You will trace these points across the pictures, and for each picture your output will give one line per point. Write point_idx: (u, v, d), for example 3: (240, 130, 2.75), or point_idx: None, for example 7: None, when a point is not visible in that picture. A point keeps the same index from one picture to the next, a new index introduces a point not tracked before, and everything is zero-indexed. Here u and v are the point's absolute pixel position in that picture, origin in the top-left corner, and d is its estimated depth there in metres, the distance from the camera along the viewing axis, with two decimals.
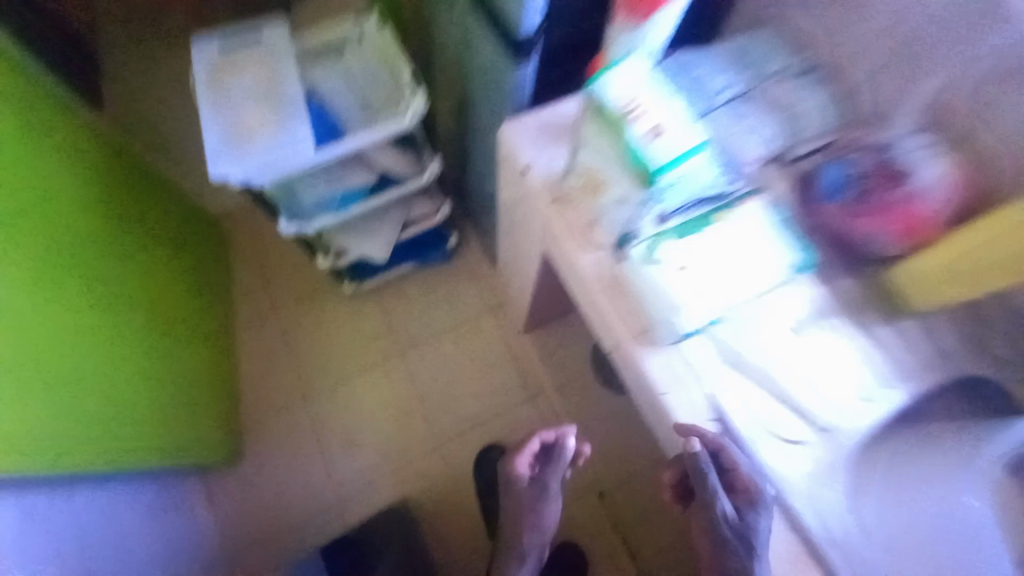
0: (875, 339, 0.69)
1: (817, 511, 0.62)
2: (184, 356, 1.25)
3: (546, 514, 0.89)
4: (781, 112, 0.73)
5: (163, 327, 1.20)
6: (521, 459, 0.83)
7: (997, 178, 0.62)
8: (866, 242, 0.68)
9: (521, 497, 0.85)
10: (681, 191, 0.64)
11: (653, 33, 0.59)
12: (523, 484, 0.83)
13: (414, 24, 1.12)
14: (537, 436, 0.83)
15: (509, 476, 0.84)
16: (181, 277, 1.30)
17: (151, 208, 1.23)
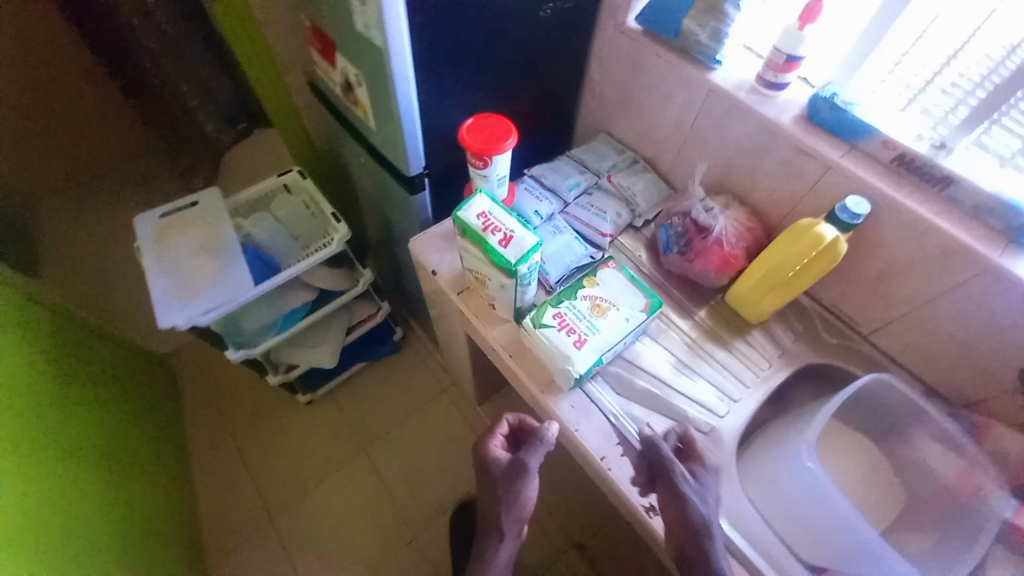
0: (733, 351, 0.88)
1: None
2: (134, 486, 1.21)
3: (525, 503, 0.84)
4: (620, 197, 1.00)
5: (110, 458, 1.16)
6: (489, 441, 0.87)
7: (772, 217, 0.88)
8: (702, 280, 0.90)
9: (497, 477, 0.83)
10: (553, 265, 0.91)
11: (493, 174, 0.78)
12: (498, 462, 0.84)
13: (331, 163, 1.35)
14: (504, 419, 0.88)
15: (482, 460, 0.86)
16: (121, 409, 1.28)
17: (89, 353, 1.24)
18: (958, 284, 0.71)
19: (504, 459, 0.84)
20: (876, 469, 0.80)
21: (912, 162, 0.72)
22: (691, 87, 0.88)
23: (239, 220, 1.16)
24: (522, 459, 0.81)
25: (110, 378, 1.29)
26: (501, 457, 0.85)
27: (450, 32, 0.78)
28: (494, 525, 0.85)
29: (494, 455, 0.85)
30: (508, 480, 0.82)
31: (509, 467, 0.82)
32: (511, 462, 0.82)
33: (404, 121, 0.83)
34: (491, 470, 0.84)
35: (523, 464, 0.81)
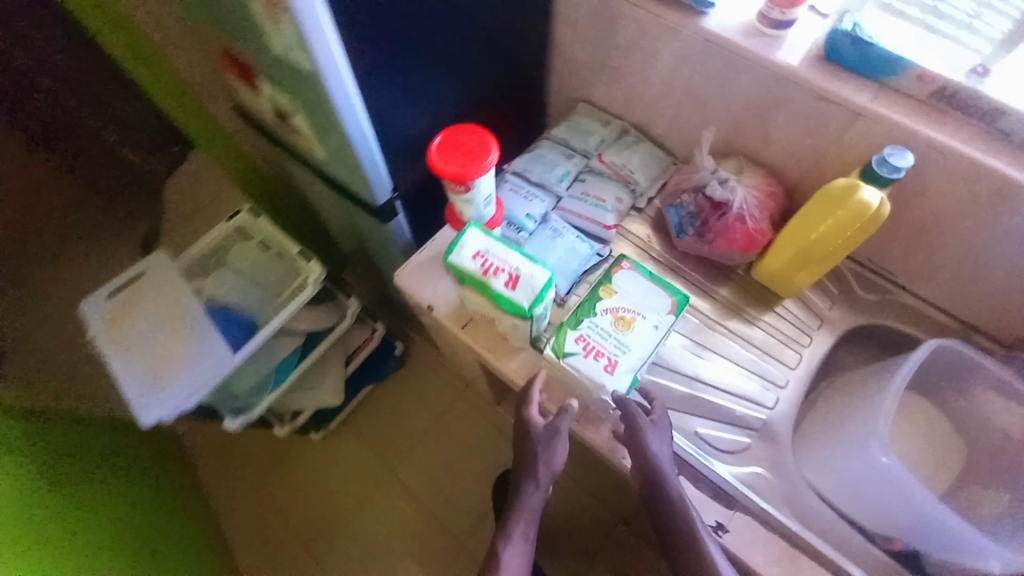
0: (770, 331, 0.81)
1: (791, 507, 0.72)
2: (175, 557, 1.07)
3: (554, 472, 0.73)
4: (616, 179, 0.89)
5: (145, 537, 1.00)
6: (524, 405, 0.75)
7: (790, 176, 0.79)
8: (725, 260, 0.81)
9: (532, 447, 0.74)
10: (559, 274, 0.81)
11: (477, 196, 0.67)
12: (534, 426, 0.74)
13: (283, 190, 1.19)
14: (536, 379, 0.75)
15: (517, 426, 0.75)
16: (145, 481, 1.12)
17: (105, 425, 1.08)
18: (1017, 225, 0.63)
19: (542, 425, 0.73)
20: (940, 430, 0.74)
21: (954, 97, 0.62)
22: (682, 41, 0.75)
23: (198, 282, 1.04)
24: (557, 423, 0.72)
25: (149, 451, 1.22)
26: (537, 421, 0.74)
27: (391, 33, 0.63)
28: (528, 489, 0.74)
29: (531, 418, 0.74)
30: (547, 463, 0.73)
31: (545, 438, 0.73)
32: (549, 429, 0.72)
33: (359, 150, 0.70)
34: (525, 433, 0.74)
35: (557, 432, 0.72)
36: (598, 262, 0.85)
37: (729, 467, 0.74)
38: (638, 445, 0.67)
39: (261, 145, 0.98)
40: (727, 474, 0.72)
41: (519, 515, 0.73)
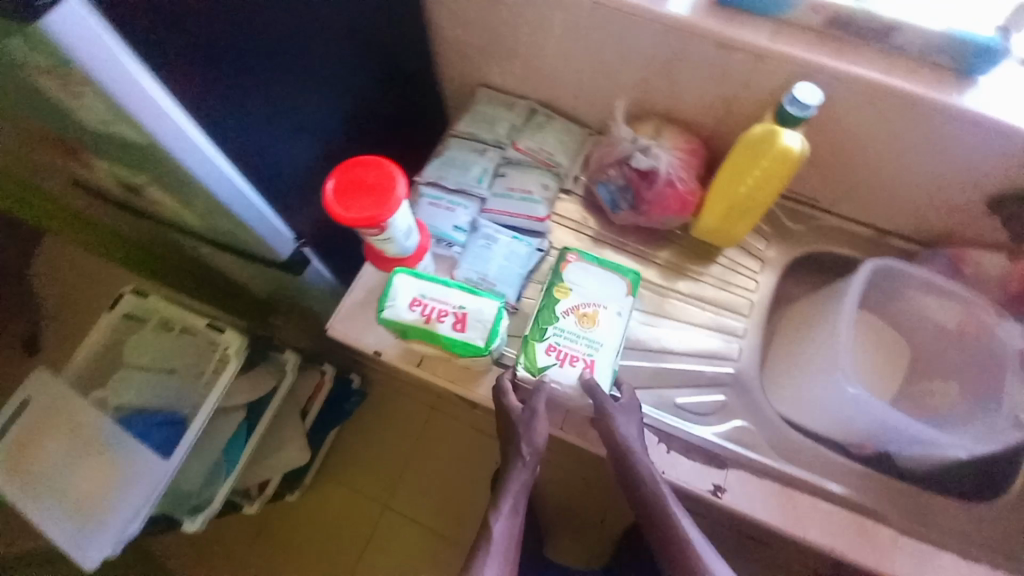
0: (719, 283, 0.81)
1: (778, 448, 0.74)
2: None
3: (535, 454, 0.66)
4: (536, 165, 0.84)
5: None
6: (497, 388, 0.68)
7: (708, 127, 0.77)
8: (664, 225, 0.80)
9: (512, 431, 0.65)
10: (503, 283, 0.76)
11: (396, 232, 0.58)
12: (511, 410, 0.66)
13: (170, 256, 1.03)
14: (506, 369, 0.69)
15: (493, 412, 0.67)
16: None
17: None
18: (921, 135, 0.65)
19: (519, 408, 0.66)
20: (888, 338, 0.79)
21: (847, 22, 0.61)
22: (571, 7, 0.68)
23: (98, 391, 0.87)
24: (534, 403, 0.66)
25: None
26: (513, 404, 0.66)
27: (239, 70, 0.52)
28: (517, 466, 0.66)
29: (506, 402, 0.67)
30: (530, 442, 0.65)
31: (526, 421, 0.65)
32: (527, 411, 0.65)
33: (241, 212, 0.60)
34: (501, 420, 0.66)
35: (537, 412, 0.65)
36: (540, 258, 0.80)
37: (713, 428, 0.73)
38: (604, 427, 0.64)
39: (118, 219, 0.81)
40: (715, 436, 0.72)
41: (507, 498, 0.62)
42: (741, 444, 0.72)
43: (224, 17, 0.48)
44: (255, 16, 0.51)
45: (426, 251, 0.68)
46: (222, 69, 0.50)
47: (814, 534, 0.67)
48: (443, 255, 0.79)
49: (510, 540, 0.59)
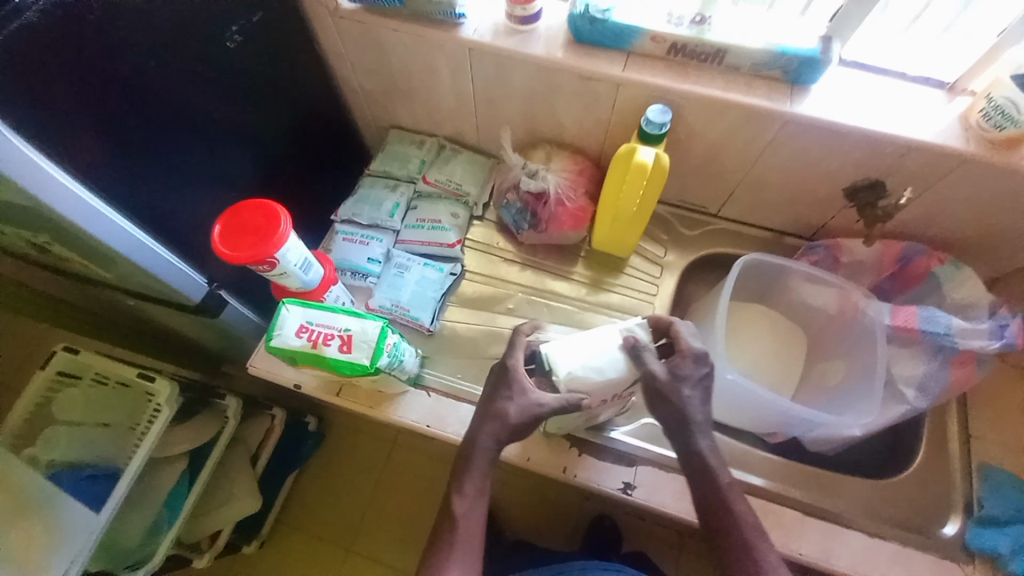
0: (624, 289, 0.86)
1: None
2: None
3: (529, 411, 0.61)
4: (445, 197, 0.90)
5: None
6: (507, 368, 0.65)
7: (591, 147, 0.84)
8: (563, 241, 0.86)
9: (502, 420, 0.62)
10: (417, 307, 0.81)
11: (291, 267, 0.62)
12: (519, 393, 0.63)
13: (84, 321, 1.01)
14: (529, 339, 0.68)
15: (493, 394, 0.65)
16: None
17: None
18: (770, 140, 0.73)
19: (526, 399, 0.62)
20: (783, 326, 0.85)
21: (685, 49, 0.69)
22: (450, 53, 0.76)
23: (29, 451, 0.86)
24: (545, 398, 0.61)
25: None
26: (524, 380, 0.63)
27: (124, 134, 0.57)
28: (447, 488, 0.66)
29: (510, 389, 0.63)
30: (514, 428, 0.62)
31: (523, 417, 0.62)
32: (530, 404, 0.62)
33: (144, 261, 0.64)
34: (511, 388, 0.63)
35: (539, 407, 0.61)
36: (454, 281, 0.86)
37: (622, 428, 0.76)
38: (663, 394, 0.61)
39: (47, 279, 0.83)
40: (626, 435, 0.75)
41: (472, 481, 0.63)
42: (648, 439, 0.75)
43: (104, 89, 0.54)
44: (135, 85, 0.57)
45: (333, 282, 0.72)
46: (103, 135, 0.55)
47: None
48: (359, 286, 0.84)
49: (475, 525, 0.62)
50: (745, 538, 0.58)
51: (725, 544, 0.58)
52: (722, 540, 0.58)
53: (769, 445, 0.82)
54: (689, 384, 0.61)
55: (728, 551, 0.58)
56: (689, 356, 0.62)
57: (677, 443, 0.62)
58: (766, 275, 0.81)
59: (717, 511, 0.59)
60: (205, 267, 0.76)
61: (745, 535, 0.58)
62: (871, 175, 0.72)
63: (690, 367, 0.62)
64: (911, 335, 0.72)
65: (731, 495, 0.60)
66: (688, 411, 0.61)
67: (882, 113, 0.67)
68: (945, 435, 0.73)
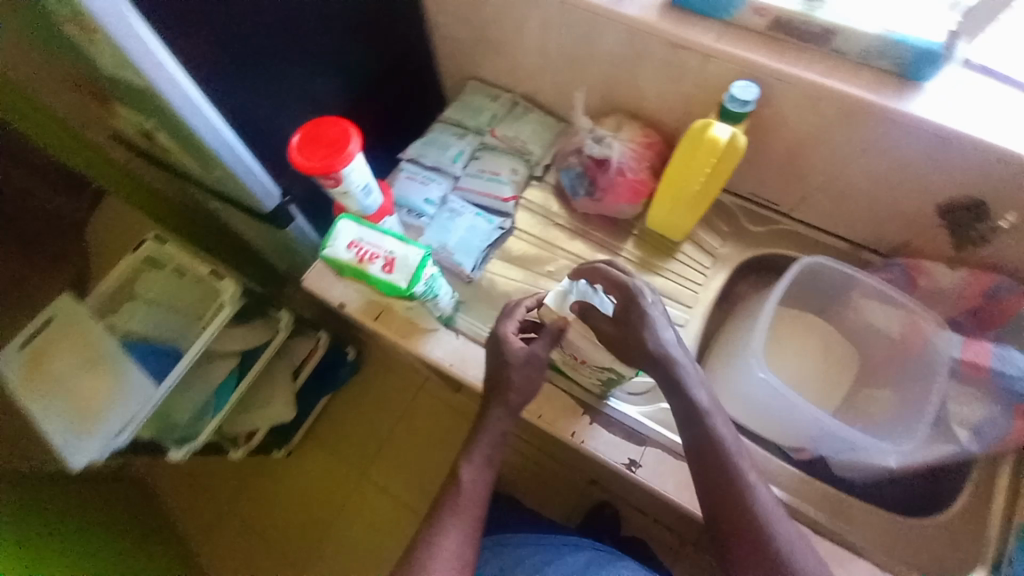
0: (672, 274, 0.84)
1: None
2: None
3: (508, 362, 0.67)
4: (509, 152, 0.91)
5: None
6: (500, 330, 0.69)
7: (667, 123, 0.82)
8: (618, 214, 0.85)
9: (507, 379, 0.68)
10: (462, 252, 0.83)
11: (353, 187, 0.66)
12: (513, 354, 0.67)
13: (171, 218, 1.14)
14: (518, 308, 0.71)
15: (493, 349, 0.69)
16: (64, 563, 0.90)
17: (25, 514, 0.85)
18: (862, 139, 0.67)
19: (523, 351, 0.67)
20: (834, 343, 0.79)
21: (790, 26, 0.65)
22: (539, 5, 0.76)
23: (112, 318, 0.99)
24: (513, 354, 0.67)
25: (73, 520, 1.01)
26: (515, 350, 0.68)
27: (234, 38, 0.63)
28: None
29: (505, 343, 0.68)
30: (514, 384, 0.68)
31: (526, 365, 0.67)
32: (531, 356, 0.67)
33: (229, 158, 0.70)
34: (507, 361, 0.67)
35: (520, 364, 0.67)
36: (501, 235, 0.87)
37: (639, 408, 0.75)
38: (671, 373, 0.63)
39: (148, 167, 0.92)
40: (640, 416, 0.74)
41: (478, 449, 0.70)
42: (665, 425, 0.73)
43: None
44: None
45: (388, 213, 0.76)
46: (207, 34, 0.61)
47: None
48: (412, 224, 0.87)
49: (478, 489, 0.69)
50: (758, 534, 0.58)
51: (737, 538, 0.59)
52: (736, 533, 0.59)
53: (792, 461, 0.78)
54: (641, 312, 0.63)
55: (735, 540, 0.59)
56: (622, 288, 0.64)
57: (684, 433, 0.63)
58: (830, 282, 0.76)
59: (730, 502, 0.59)
60: (281, 180, 0.83)
61: (759, 531, 0.58)
62: (973, 195, 0.65)
63: (635, 306, 0.63)
64: (978, 374, 0.65)
65: (750, 488, 0.59)
66: (655, 352, 0.62)
67: (1000, 124, 0.60)
68: (995, 493, 0.67)
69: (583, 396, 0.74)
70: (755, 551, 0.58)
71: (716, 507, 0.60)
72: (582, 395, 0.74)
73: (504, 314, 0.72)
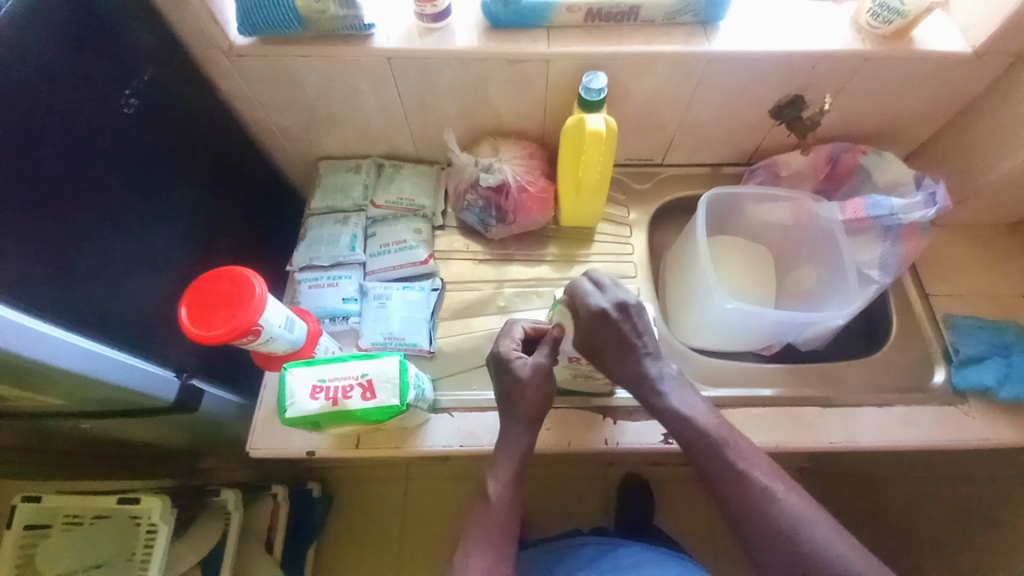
0: (602, 255, 0.88)
1: (704, 375, 0.79)
2: None
3: (523, 377, 0.65)
4: (402, 214, 0.86)
5: None
6: (501, 349, 0.67)
7: (533, 129, 0.85)
8: (534, 225, 0.86)
9: (522, 395, 0.65)
10: (410, 333, 0.77)
11: (276, 329, 0.57)
12: (520, 370, 0.65)
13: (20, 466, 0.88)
14: (520, 325, 0.69)
15: (497, 371, 0.67)
16: None
17: None
18: (697, 82, 0.77)
19: (530, 366, 0.65)
20: (753, 250, 0.89)
21: (601, 12, 0.72)
22: (365, 67, 0.74)
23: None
24: (526, 370, 0.65)
25: None
26: (524, 364, 0.66)
27: (32, 236, 0.51)
28: (498, 498, 0.64)
29: (512, 363, 0.66)
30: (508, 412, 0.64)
31: (536, 378, 0.65)
32: (538, 367, 0.65)
33: (101, 373, 0.59)
34: (519, 378, 0.65)
35: (537, 378, 0.65)
36: (437, 296, 0.83)
37: None
38: (632, 373, 0.67)
39: None
40: None
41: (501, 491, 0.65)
42: None
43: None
44: (30, 172, 0.50)
45: (319, 334, 0.67)
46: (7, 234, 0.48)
47: (757, 437, 0.70)
48: (342, 330, 0.79)
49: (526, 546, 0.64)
50: (754, 498, 0.60)
51: (735, 506, 0.61)
52: (731, 500, 0.61)
53: (769, 358, 0.87)
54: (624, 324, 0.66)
55: (732, 502, 0.61)
56: (603, 312, 0.65)
57: (668, 426, 0.65)
58: (728, 202, 0.85)
59: (713, 469, 0.62)
60: (162, 358, 0.69)
61: (752, 494, 0.60)
62: (790, 91, 0.78)
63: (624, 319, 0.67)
64: (863, 225, 0.80)
65: (740, 463, 0.61)
66: (637, 362, 0.67)
67: (789, 34, 0.73)
68: (911, 306, 0.82)
69: (591, 403, 0.74)
70: (751, 513, 0.59)
71: (713, 480, 0.62)
72: (590, 403, 0.74)
73: (502, 333, 0.70)
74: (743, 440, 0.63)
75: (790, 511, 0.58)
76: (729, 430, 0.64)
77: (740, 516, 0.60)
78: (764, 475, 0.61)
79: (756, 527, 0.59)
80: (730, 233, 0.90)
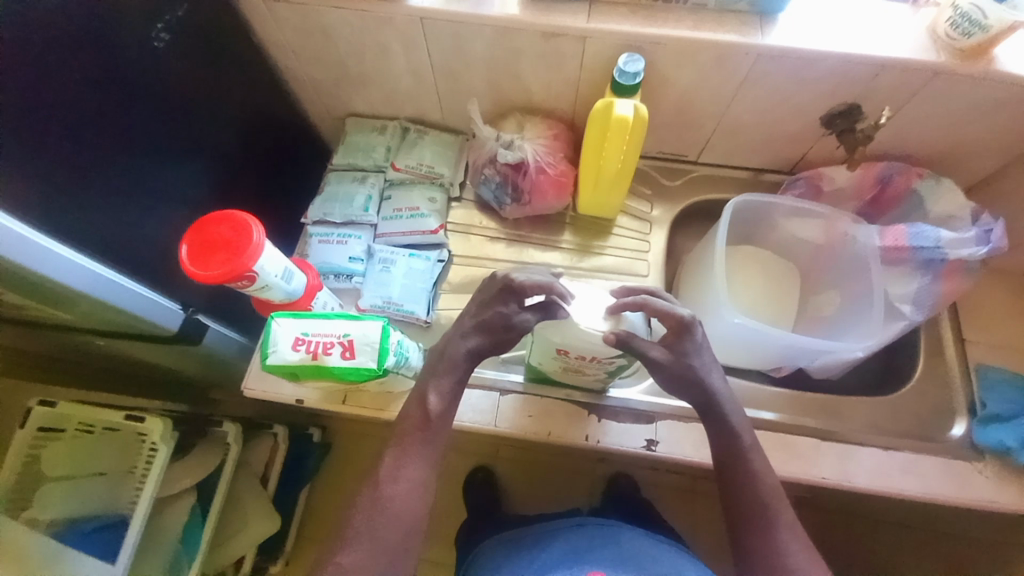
0: (616, 250, 0.85)
1: None
2: None
3: (506, 321, 0.59)
4: (420, 181, 0.85)
5: None
6: (512, 284, 0.58)
7: (564, 109, 0.82)
8: (549, 209, 0.84)
9: (494, 337, 0.61)
10: (410, 300, 0.78)
11: (272, 278, 0.58)
12: (508, 316, 0.59)
13: (53, 370, 0.96)
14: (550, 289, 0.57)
15: (489, 296, 0.61)
16: None
17: None
18: (743, 79, 0.71)
19: (517, 320, 0.59)
20: (777, 266, 0.84)
21: None
22: (397, 26, 0.72)
23: (27, 512, 0.82)
24: (513, 320, 0.59)
25: None
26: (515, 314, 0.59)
27: (56, 160, 0.53)
28: None
29: (505, 305, 0.59)
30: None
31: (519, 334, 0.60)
32: (523, 326, 0.59)
33: (110, 297, 0.62)
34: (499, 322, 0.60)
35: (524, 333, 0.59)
36: (443, 268, 0.83)
37: (638, 388, 0.75)
38: (687, 371, 0.59)
39: (14, 330, 0.79)
40: (642, 395, 0.74)
41: None
42: (662, 395, 0.75)
43: (19, 96, 0.48)
44: (56, 94, 0.52)
45: (318, 288, 0.68)
46: (23, 148, 0.50)
47: None
48: (344, 288, 0.80)
49: None
50: (769, 517, 0.56)
51: (746, 519, 0.56)
52: (742, 514, 0.57)
53: (774, 380, 0.83)
54: (694, 346, 0.59)
55: (742, 528, 0.57)
56: (678, 330, 0.59)
57: (708, 429, 0.61)
58: (760, 210, 0.80)
59: (739, 488, 0.58)
60: (171, 291, 0.72)
61: (764, 525, 0.56)
62: (846, 100, 0.71)
63: (687, 337, 0.59)
64: (902, 255, 0.74)
65: (765, 477, 0.58)
66: (700, 376, 0.60)
67: (854, 35, 0.66)
68: (941, 349, 0.76)
69: (578, 398, 0.73)
70: (760, 529, 0.56)
71: (732, 491, 0.58)
72: (578, 398, 0.73)
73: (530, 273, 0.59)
74: (768, 459, 0.60)
75: (790, 559, 0.54)
76: (763, 456, 0.59)
77: (749, 547, 0.56)
78: (788, 513, 0.56)
79: (762, 556, 0.55)
80: (757, 244, 0.85)
